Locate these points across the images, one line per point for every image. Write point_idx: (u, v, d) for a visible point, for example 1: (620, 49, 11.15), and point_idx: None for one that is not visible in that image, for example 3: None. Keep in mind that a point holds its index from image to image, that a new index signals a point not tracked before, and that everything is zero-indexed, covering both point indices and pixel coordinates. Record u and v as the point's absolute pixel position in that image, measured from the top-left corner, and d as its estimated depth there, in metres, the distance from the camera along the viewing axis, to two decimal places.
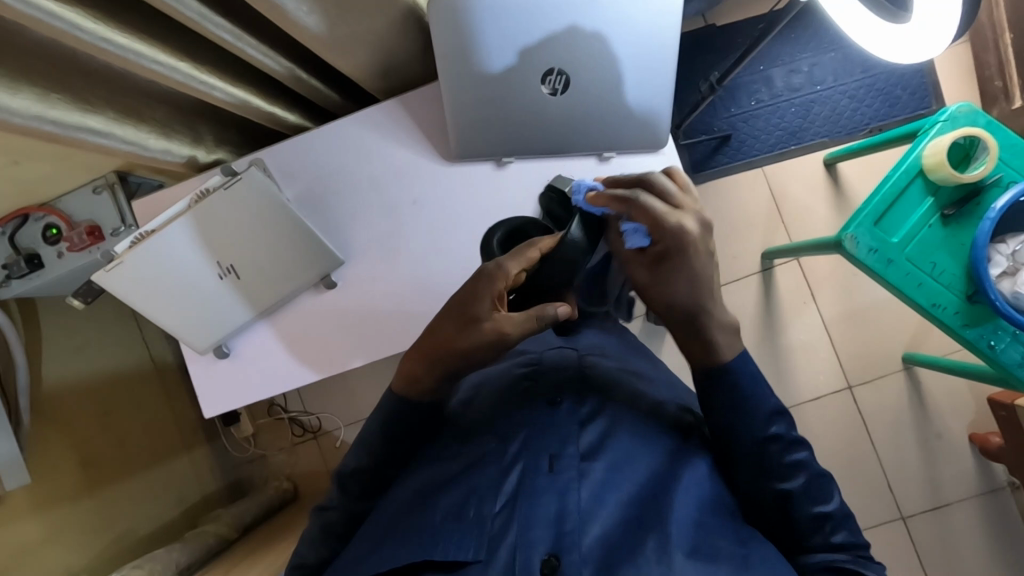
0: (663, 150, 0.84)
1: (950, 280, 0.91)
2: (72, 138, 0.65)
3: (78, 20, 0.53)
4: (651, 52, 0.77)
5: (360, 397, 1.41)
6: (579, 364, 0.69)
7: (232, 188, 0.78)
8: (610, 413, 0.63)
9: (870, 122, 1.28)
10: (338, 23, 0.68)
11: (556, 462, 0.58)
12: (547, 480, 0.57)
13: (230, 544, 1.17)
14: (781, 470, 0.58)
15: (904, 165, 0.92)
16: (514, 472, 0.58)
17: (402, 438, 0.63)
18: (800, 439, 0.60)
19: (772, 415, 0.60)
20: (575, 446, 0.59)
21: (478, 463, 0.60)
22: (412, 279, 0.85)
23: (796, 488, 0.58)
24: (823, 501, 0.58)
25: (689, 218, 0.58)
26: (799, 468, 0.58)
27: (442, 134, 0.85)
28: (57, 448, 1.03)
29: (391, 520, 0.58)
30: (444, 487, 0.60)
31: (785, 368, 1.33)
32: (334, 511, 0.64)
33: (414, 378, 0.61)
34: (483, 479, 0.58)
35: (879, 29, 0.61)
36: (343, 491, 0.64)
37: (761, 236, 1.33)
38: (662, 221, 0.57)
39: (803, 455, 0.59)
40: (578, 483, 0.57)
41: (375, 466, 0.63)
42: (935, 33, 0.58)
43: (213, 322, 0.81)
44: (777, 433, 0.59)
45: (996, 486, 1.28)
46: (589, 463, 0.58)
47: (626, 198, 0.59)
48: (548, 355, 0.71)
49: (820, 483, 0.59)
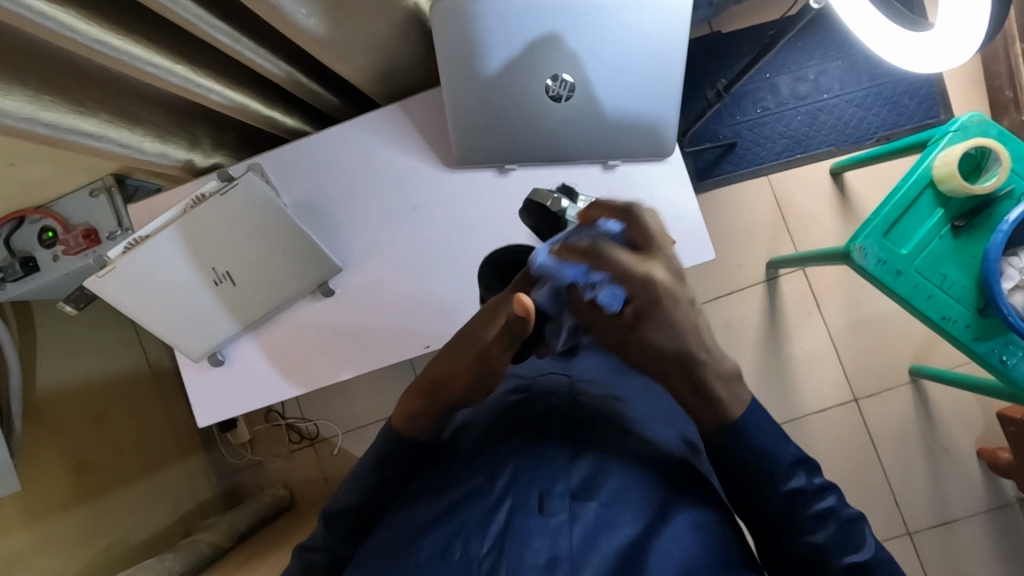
0: (669, 159, 0.82)
1: (960, 292, 0.89)
2: (63, 140, 0.64)
3: (70, 20, 0.52)
4: (658, 58, 0.75)
5: (360, 404, 1.40)
6: (571, 391, 0.64)
7: (227, 193, 0.76)
8: (609, 441, 0.58)
9: (878, 131, 1.27)
10: (338, 26, 0.67)
11: (546, 501, 0.51)
12: (538, 522, 0.50)
13: (224, 553, 1.15)
14: (805, 523, 0.55)
15: (914, 175, 0.90)
16: (502, 509, 0.51)
17: (395, 469, 0.61)
18: (825, 485, 0.57)
19: (792, 466, 0.57)
20: (565, 484, 0.53)
21: (464, 500, 0.53)
22: (410, 291, 0.83)
23: (825, 540, 0.55)
24: (855, 549, 0.55)
25: (658, 267, 0.57)
26: (825, 518, 0.55)
27: (442, 140, 0.84)
28: (48, 455, 1.01)
29: (375, 561, 0.52)
30: (432, 524, 0.52)
31: (791, 378, 1.31)
32: (321, 553, 0.60)
33: (410, 415, 0.62)
34: (470, 517, 0.51)
35: (903, 42, 0.60)
36: (329, 531, 0.61)
37: (767, 245, 1.32)
38: (633, 275, 0.56)
39: (830, 503, 0.56)
40: (569, 527, 0.50)
41: (367, 505, 0.61)
42: (961, 41, 0.56)
43: (206, 330, 0.80)
44: (799, 487, 0.56)
45: (1005, 502, 1.25)
46: (580, 503, 0.52)
47: (595, 254, 0.56)
48: (538, 381, 0.66)
49: (849, 527, 0.56)
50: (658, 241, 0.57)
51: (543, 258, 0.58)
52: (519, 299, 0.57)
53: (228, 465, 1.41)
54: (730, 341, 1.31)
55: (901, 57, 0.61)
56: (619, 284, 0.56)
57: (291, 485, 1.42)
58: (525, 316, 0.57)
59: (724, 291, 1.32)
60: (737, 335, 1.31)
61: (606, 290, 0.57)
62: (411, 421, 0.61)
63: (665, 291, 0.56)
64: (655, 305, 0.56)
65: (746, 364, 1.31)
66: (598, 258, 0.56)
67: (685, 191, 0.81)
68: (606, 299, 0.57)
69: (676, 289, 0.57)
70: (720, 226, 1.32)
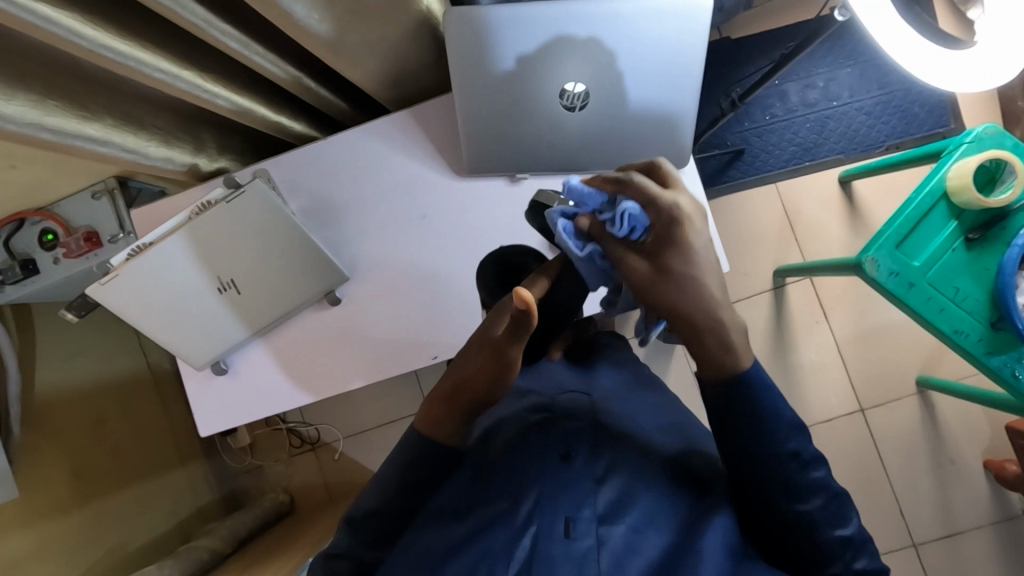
0: (683, 170, 0.81)
1: (974, 306, 0.88)
2: (67, 145, 0.62)
3: (76, 26, 0.51)
4: (677, 66, 0.73)
5: (363, 409, 1.39)
6: (593, 411, 0.63)
7: (235, 200, 0.75)
8: (625, 466, 0.57)
9: (887, 140, 1.26)
10: (348, 32, 0.66)
11: (572, 526, 0.51)
12: (562, 548, 0.50)
13: (225, 559, 1.14)
14: (800, 491, 0.53)
15: (929, 187, 0.89)
16: (526, 535, 0.51)
17: (419, 481, 0.58)
18: (819, 455, 0.55)
19: (792, 429, 0.54)
20: (592, 508, 0.53)
21: (484, 526, 0.52)
22: (421, 302, 0.82)
23: (817, 510, 0.52)
24: (842, 521, 0.53)
25: (683, 197, 0.50)
26: (819, 488, 0.53)
27: (454, 147, 0.83)
28: (47, 459, 0.99)
29: None
30: (450, 553, 0.52)
31: (797, 388, 1.30)
32: (346, 560, 0.58)
33: (436, 420, 0.58)
34: (496, 543, 0.51)
35: (935, 54, 0.59)
36: (354, 536, 0.58)
37: (774, 252, 1.30)
38: (659, 199, 0.49)
39: (823, 474, 0.54)
40: (596, 553, 0.50)
41: (392, 513, 0.58)
42: (993, 61, 0.58)
43: (213, 338, 0.79)
44: (796, 451, 0.53)
45: (1011, 515, 1.24)
46: (608, 528, 0.52)
47: (619, 180, 0.50)
48: (559, 401, 0.65)
49: (839, 501, 0.54)
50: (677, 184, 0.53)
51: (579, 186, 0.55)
52: (520, 290, 0.50)
53: (227, 468, 1.41)
54: None
55: (931, 74, 0.60)
56: (643, 208, 0.50)
57: (291, 490, 1.41)
58: (526, 309, 0.50)
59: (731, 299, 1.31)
60: None
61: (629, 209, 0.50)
62: (437, 423, 0.58)
63: (689, 221, 0.49)
64: (682, 231, 0.49)
65: None
66: (622, 185, 0.50)
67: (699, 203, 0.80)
68: (627, 221, 0.50)
69: (699, 218, 0.50)
70: (727, 233, 1.31)
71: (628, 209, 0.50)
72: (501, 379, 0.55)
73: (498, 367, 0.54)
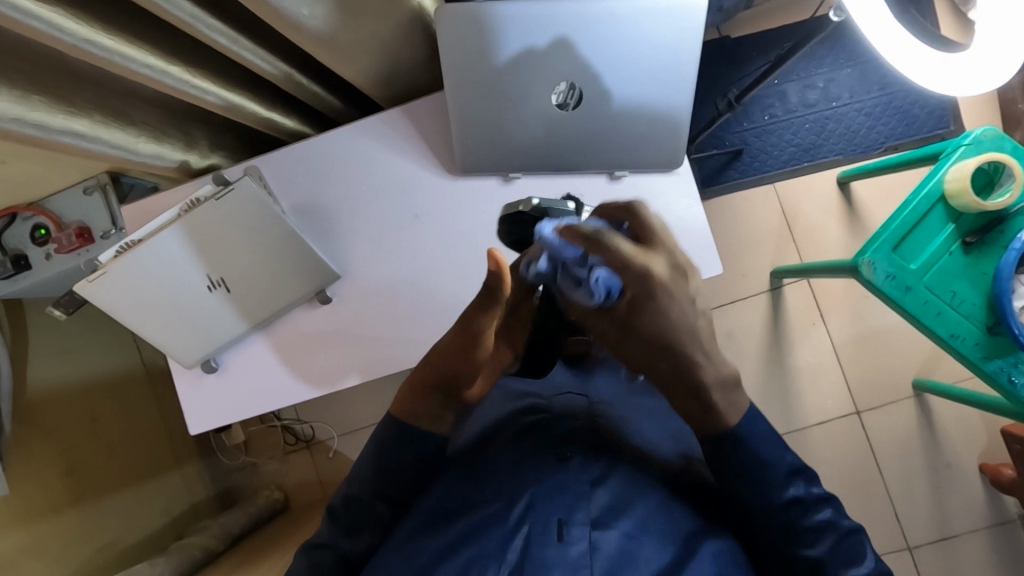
0: (678, 170, 0.80)
1: (971, 310, 0.88)
2: (53, 140, 0.62)
3: (60, 20, 0.50)
4: (671, 66, 0.72)
5: (357, 407, 1.38)
6: (589, 413, 0.64)
7: (224, 197, 0.74)
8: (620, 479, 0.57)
9: (887, 141, 1.25)
10: (341, 29, 0.65)
11: (566, 529, 0.51)
12: (556, 552, 0.49)
13: (216, 556, 1.13)
14: (804, 535, 0.58)
15: (925, 190, 0.88)
16: (518, 537, 0.51)
17: (397, 474, 0.61)
18: (823, 496, 0.60)
19: (789, 476, 0.60)
20: (585, 512, 0.52)
21: (473, 531, 0.52)
22: (414, 299, 0.81)
23: (822, 553, 0.57)
24: (855, 560, 0.56)
25: (657, 261, 0.54)
26: (823, 531, 0.58)
27: (447, 149, 0.82)
28: (39, 457, 0.98)
29: None
30: (443, 556, 0.51)
31: (793, 390, 1.29)
32: (329, 549, 0.59)
33: (410, 400, 0.62)
34: (488, 545, 0.50)
35: (942, 65, 0.59)
36: (338, 524, 0.60)
37: (772, 253, 1.30)
38: (631, 263, 0.52)
39: (827, 516, 0.58)
40: (589, 558, 0.49)
41: (377, 509, 0.60)
42: (999, 63, 0.57)
43: (203, 336, 0.78)
44: (796, 496, 0.59)
45: (1007, 519, 1.24)
46: (601, 532, 0.51)
47: (590, 238, 0.50)
48: (556, 403, 0.65)
49: (849, 539, 0.58)
50: (661, 233, 0.55)
51: (547, 231, 0.54)
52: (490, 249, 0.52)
53: (221, 466, 1.40)
54: (733, 351, 1.30)
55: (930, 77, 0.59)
56: (614, 271, 0.53)
57: (285, 487, 1.40)
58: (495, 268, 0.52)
59: (728, 299, 1.31)
60: (740, 344, 1.30)
61: (603, 278, 0.54)
62: (409, 407, 0.62)
63: (661, 284, 0.54)
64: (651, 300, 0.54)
65: (748, 374, 1.30)
66: (595, 245, 0.51)
67: (695, 203, 0.80)
68: (600, 285, 0.54)
69: (672, 286, 0.55)
70: (724, 234, 1.30)
71: (602, 275, 0.53)
72: (473, 356, 0.59)
73: (464, 340, 0.58)
